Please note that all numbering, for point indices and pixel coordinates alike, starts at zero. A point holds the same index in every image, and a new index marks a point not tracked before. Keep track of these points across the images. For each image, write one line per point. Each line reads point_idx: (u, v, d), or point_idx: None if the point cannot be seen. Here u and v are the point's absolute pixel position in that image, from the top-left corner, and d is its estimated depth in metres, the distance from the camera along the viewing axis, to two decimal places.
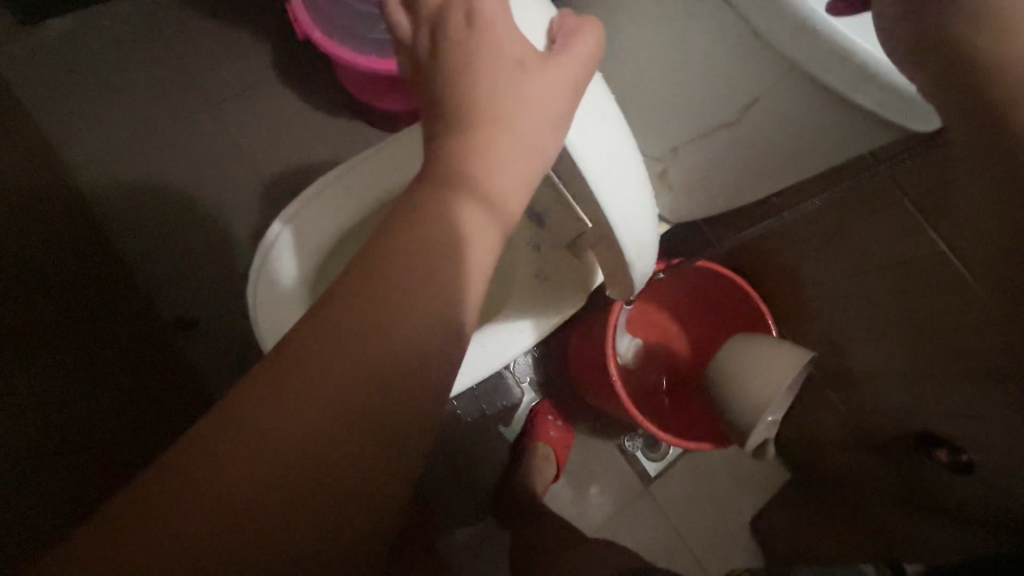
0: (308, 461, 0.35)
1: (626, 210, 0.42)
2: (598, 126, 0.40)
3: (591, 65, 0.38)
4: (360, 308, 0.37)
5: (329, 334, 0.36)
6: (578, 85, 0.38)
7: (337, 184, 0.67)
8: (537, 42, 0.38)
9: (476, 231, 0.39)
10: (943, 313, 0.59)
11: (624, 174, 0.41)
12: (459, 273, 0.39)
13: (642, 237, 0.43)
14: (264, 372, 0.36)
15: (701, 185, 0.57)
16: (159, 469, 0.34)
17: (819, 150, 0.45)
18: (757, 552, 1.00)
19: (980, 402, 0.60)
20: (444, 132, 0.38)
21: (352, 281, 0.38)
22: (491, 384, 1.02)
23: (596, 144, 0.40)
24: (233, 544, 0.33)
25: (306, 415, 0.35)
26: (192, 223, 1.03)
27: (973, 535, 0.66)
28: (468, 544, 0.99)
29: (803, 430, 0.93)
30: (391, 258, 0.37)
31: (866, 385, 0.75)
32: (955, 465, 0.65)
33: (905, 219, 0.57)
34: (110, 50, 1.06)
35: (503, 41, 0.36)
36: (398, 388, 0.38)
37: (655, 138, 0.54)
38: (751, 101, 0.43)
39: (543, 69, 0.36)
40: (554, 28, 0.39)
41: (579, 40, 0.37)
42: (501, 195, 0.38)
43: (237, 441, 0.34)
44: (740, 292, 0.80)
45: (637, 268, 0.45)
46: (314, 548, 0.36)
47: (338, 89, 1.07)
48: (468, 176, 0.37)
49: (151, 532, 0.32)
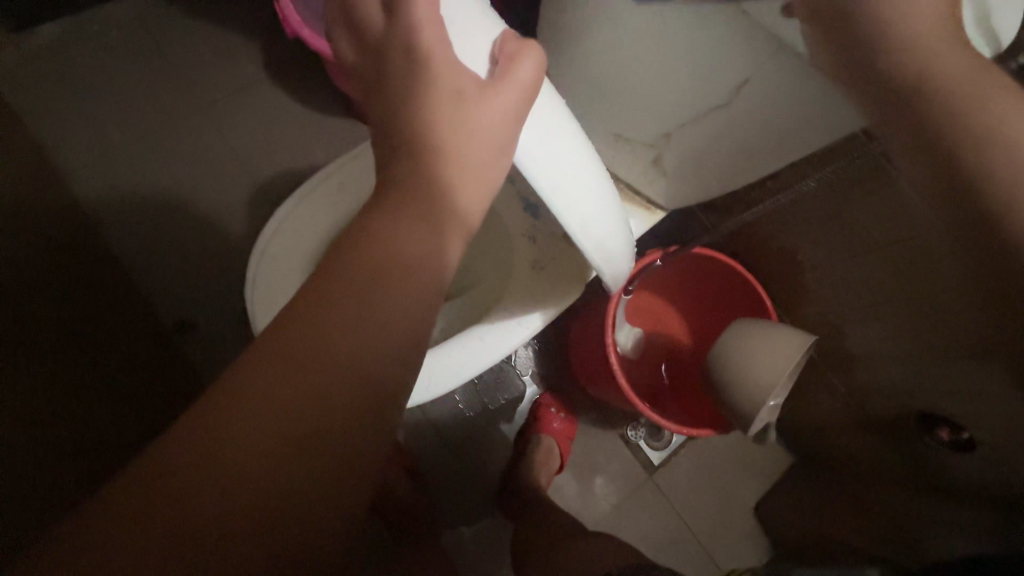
0: (305, 443, 0.36)
1: (584, 224, 0.42)
2: (547, 146, 0.40)
3: (534, 90, 0.38)
4: (342, 300, 0.38)
5: (315, 324, 0.37)
6: (519, 110, 0.38)
7: (331, 180, 0.67)
8: (479, 70, 0.38)
9: (446, 229, 0.40)
10: (942, 291, 0.59)
11: (578, 188, 0.41)
12: (436, 264, 0.40)
13: (603, 244, 0.43)
14: (243, 370, 0.36)
15: (695, 167, 0.57)
16: (143, 470, 0.34)
17: (803, 123, 0.45)
18: (762, 538, 1.01)
19: (976, 378, 0.60)
20: (399, 158, 0.39)
21: (314, 293, 0.38)
22: (492, 377, 1.03)
23: (545, 165, 0.39)
24: (237, 526, 0.33)
25: (301, 401, 0.36)
26: (189, 227, 1.03)
27: (971, 512, 0.67)
28: (475, 537, 1.00)
29: (805, 413, 0.93)
30: (372, 251, 0.39)
31: (866, 366, 0.75)
32: (957, 443, 0.66)
33: (899, 198, 0.57)
34: (100, 56, 1.05)
35: (438, 74, 0.37)
36: (386, 370, 0.38)
37: (645, 126, 0.54)
38: (742, 81, 0.43)
39: (482, 98, 0.37)
40: (496, 52, 0.38)
41: (518, 66, 0.37)
42: (463, 202, 0.40)
43: (231, 425, 0.34)
44: (737, 278, 0.80)
45: (604, 272, 0.45)
46: (316, 526, 0.36)
47: (332, 90, 1.07)
48: (436, 181, 0.39)
49: (157, 513, 0.32)
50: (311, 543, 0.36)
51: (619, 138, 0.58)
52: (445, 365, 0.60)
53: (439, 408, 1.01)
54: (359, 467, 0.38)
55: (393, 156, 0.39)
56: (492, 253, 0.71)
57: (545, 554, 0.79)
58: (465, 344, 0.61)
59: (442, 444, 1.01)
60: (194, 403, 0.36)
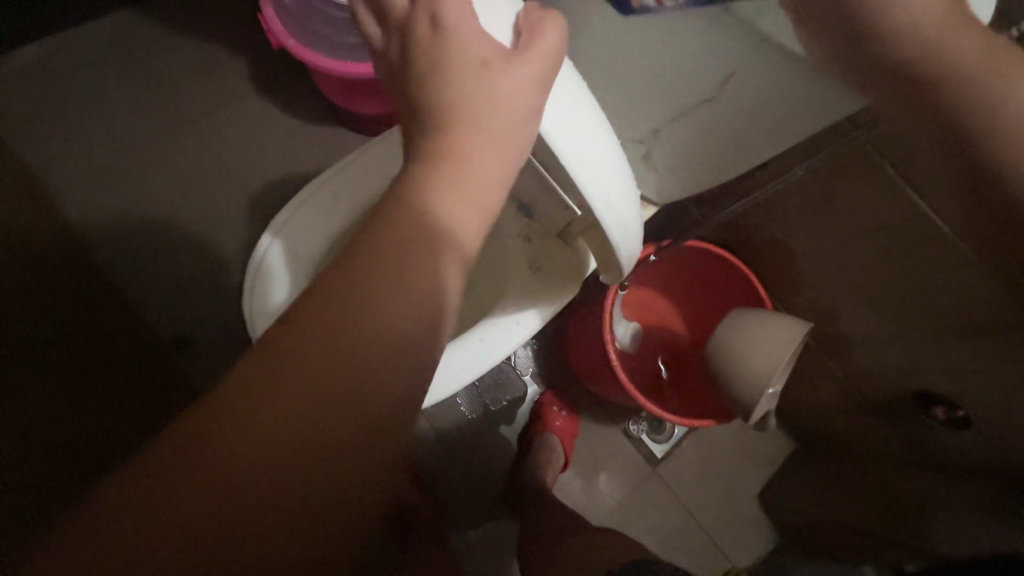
0: (301, 450, 0.36)
1: (608, 195, 0.42)
2: (572, 116, 0.40)
3: (556, 59, 0.39)
4: (355, 289, 0.38)
5: (322, 321, 0.37)
6: (544, 79, 0.38)
7: (323, 190, 0.67)
8: (503, 39, 0.38)
9: (462, 213, 0.39)
10: (935, 269, 0.59)
11: (604, 158, 0.41)
12: (442, 259, 0.39)
13: (623, 217, 0.44)
14: (254, 365, 0.37)
15: (686, 167, 0.52)
16: (151, 462, 0.34)
17: (782, 112, 0.47)
18: (766, 525, 1.02)
19: (969, 354, 0.61)
20: (422, 138, 0.39)
21: (332, 283, 0.38)
22: (492, 378, 0.99)
23: (572, 134, 0.40)
24: (233, 530, 0.34)
25: (297, 408, 0.36)
26: (180, 243, 1.02)
27: (968, 487, 0.68)
28: (481, 539, 1.00)
29: (802, 398, 0.94)
30: (381, 240, 0.39)
31: (861, 349, 0.76)
32: (953, 420, 0.67)
33: (887, 182, 0.58)
34: (85, 74, 1.05)
35: (463, 44, 0.37)
36: (384, 372, 0.38)
37: (634, 117, 0.51)
38: (729, 71, 0.46)
39: (508, 67, 0.37)
40: (520, 23, 0.39)
41: (542, 36, 0.38)
42: (478, 178, 0.39)
43: (228, 429, 0.35)
44: (732, 267, 0.81)
45: (621, 247, 0.45)
46: (311, 530, 0.37)
47: (320, 99, 1.07)
48: (460, 157, 0.38)
49: (155, 518, 0.33)
50: (307, 546, 0.37)
51: None
52: (446, 368, 0.60)
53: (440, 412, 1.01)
54: (355, 474, 0.38)
55: (412, 136, 0.40)
56: (487, 254, 0.71)
57: (553, 552, 0.79)
58: (466, 345, 0.62)
59: (445, 448, 1.01)
60: (195, 407, 0.36)
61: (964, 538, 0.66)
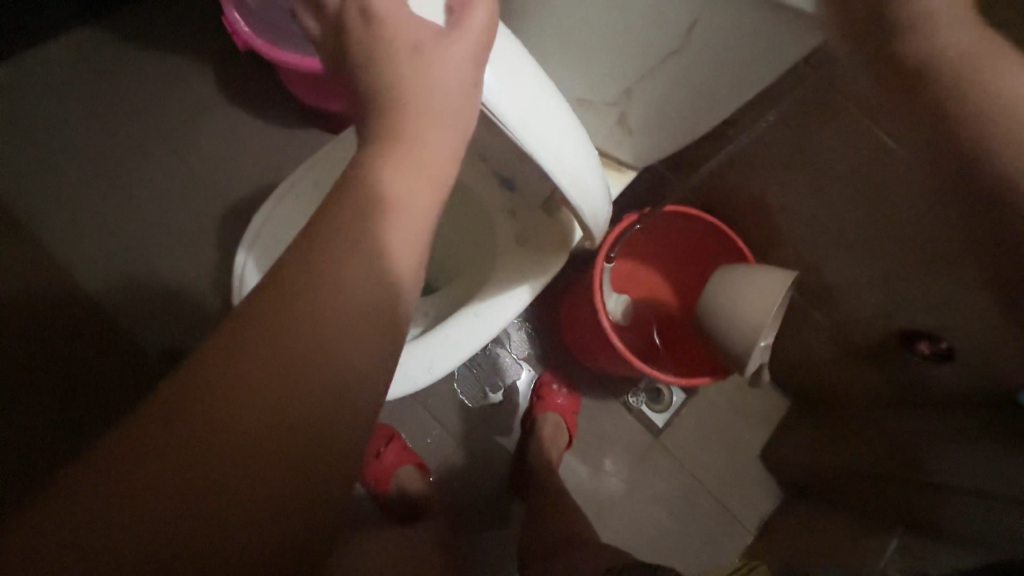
0: (282, 426, 0.36)
1: (558, 156, 0.43)
2: (513, 85, 0.42)
3: (490, 33, 0.40)
4: (311, 266, 0.39)
5: (280, 301, 0.38)
6: (479, 56, 0.39)
7: (301, 183, 0.68)
8: (436, 19, 0.39)
9: (416, 191, 0.41)
10: (901, 208, 0.61)
11: (548, 120, 0.43)
12: (396, 233, 0.41)
13: (580, 178, 0.45)
14: (215, 350, 0.37)
15: (659, 124, 0.58)
16: (118, 457, 0.33)
17: (736, 64, 0.46)
18: (770, 484, 1.04)
19: (944, 291, 0.64)
20: (372, 122, 0.41)
21: (289, 274, 0.39)
22: (489, 365, 1.03)
23: (513, 101, 0.42)
24: (225, 517, 0.34)
25: (268, 389, 0.36)
26: (159, 257, 1.01)
27: (962, 412, 0.71)
28: (491, 526, 0.99)
29: (792, 354, 0.96)
30: (333, 221, 0.40)
31: (845, 297, 0.78)
32: (937, 353, 0.70)
33: (856, 129, 0.59)
34: (45, 97, 1.03)
35: (395, 31, 0.38)
36: (354, 340, 0.39)
37: (604, 85, 0.56)
38: (692, 22, 0.45)
39: (440, 49, 0.38)
40: (451, 2, 0.40)
41: (470, 14, 0.39)
42: (427, 165, 0.41)
43: (201, 416, 0.35)
44: (713, 230, 0.83)
45: (583, 208, 0.47)
46: (306, 507, 0.37)
47: (291, 103, 1.06)
48: (404, 139, 0.40)
49: (137, 517, 0.32)
50: (307, 523, 0.37)
51: (583, 102, 0.60)
52: (446, 344, 0.61)
53: (442, 401, 1.02)
54: (341, 445, 0.38)
55: (363, 126, 0.42)
56: (475, 233, 0.73)
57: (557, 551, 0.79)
58: (462, 323, 0.62)
59: (449, 436, 1.02)
60: (155, 399, 0.36)
61: (956, 469, 0.68)
